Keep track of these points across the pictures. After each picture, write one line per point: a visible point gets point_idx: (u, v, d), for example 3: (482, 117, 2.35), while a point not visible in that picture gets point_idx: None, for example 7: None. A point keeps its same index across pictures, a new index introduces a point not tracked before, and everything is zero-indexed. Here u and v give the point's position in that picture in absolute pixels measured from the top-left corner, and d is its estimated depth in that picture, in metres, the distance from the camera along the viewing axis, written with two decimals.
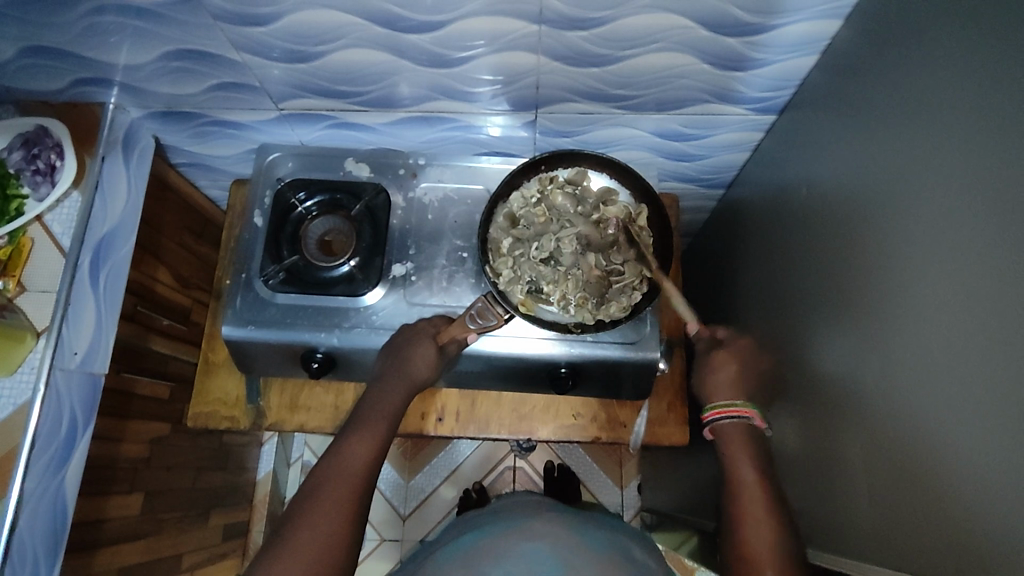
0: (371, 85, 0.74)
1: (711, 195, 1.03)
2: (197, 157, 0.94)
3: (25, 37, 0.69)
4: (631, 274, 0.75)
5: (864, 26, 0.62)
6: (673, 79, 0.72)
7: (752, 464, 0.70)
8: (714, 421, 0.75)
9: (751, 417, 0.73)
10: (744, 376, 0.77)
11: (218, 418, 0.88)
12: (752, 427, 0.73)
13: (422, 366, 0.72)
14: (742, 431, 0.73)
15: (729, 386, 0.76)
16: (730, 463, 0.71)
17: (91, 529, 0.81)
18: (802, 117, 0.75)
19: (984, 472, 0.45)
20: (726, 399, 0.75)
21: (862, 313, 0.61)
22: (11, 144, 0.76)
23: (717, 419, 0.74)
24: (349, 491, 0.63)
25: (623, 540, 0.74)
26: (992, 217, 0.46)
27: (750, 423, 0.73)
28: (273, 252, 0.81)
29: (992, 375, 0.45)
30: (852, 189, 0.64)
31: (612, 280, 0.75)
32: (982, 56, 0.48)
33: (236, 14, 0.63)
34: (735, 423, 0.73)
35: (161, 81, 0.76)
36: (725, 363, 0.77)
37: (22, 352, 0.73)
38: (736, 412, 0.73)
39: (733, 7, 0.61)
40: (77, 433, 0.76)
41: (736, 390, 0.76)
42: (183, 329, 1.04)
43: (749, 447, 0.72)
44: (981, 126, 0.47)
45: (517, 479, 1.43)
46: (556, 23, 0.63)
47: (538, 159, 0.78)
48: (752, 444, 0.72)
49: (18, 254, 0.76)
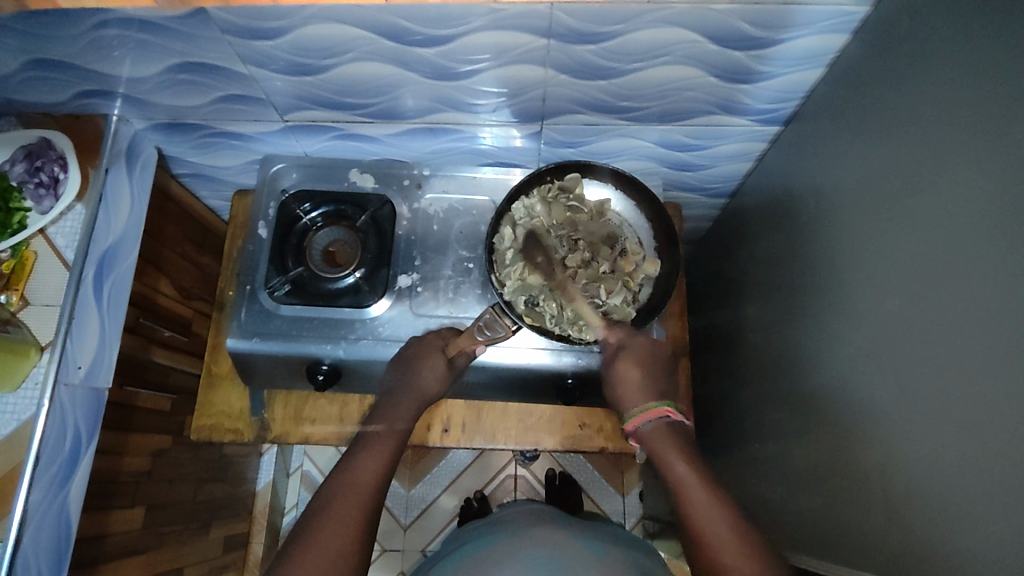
0: (376, 97, 0.74)
1: (713, 203, 1.03)
2: (200, 168, 0.94)
3: (28, 50, 0.69)
4: (620, 291, 0.76)
5: (870, 41, 0.63)
6: (679, 92, 0.73)
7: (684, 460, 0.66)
8: (635, 428, 0.70)
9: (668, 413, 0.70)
10: (653, 369, 0.73)
11: (221, 431, 0.88)
12: (674, 424, 0.70)
13: (432, 380, 0.73)
14: (664, 431, 0.69)
15: (641, 386, 0.72)
16: (664, 466, 0.67)
17: (93, 544, 0.81)
18: (807, 129, 0.76)
19: (989, 494, 0.46)
20: (641, 405, 0.70)
21: (868, 329, 0.61)
22: (13, 157, 0.76)
23: (637, 426, 0.70)
24: (359, 512, 0.62)
25: (630, 550, 0.74)
26: (994, 231, 0.46)
27: (669, 420, 0.69)
28: (278, 263, 0.81)
29: (998, 396, 0.45)
30: (854, 201, 0.65)
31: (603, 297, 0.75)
32: (986, 75, 0.48)
33: (244, 28, 0.63)
34: (655, 427, 0.69)
35: (165, 93, 0.76)
36: (632, 371, 0.72)
37: (27, 367, 0.72)
38: (648, 413, 0.69)
39: (740, 22, 0.62)
40: (81, 448, 0.75)
41: (647, 391, 0.72)
42: (184, 340, 1.03)
43: (676, 445, 0.68)
44: (985, 145, 0.48)
45: (518, 488, 1.43)
46: (565, 37, 0.63)
47: (525, 183, 0.78)
48: (679, 440, 0.68)
49: (20, 267, 0.76)
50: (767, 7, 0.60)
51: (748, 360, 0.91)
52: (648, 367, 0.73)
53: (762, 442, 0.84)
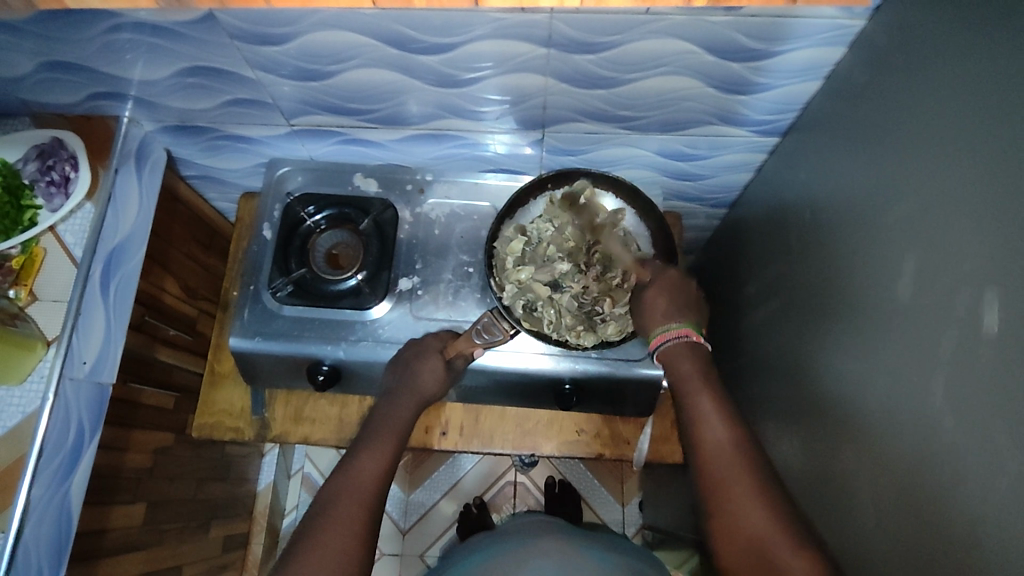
0: (381, 103, 0.76)
1: (714, 213, 1.04)
2: (207, 170, 0.96)
3: (43, 52, 0.70)
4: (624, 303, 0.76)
5: (865, 54, 0.63)
6: (678, 102, 0.74)
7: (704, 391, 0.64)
8: (658, 349, 0.69)
9: (689, 335, 0.68)
10: (680, 295, 0.70)
11: (222, 429, 0.89)
12: (696, 346, 0.68)
13: (430, 381, 0.74)
14: (685, 354, 0.67)
15: (665, 313, 0.70)
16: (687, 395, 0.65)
17: (93, 538, 0.82)
18: (804, 140, 0.77)
19: (982, 504, 0.46)
20: (666, 325, 0.69)
21: (866, 335, 0.61)
22: (26, 156, 0.78)
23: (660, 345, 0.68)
24: (362, 505, 0.63)
25: (625, 555, 0.74)
26: (991, 236, 0.47)
27: (690, 342, 0.68)
28: (282, 264, 0.82)
29: (994, 406, 0.45)
30: (850, 208, 0.65)
31: (604, 307, 0.76)
32: (980, 88, 0.49)
33: (252, 34, 0.65)
34: (676, 347, 0.68)
35: (174, 96, 0.78)
36: (655, 299, 0.70)
37: (33, 361, 0.73)
38: (671, 333, 0.68)
39: (738, 34, 0.63)
40: (84, 442, 0.76)
41: (672, 313, 0.69)
42: (188, 339, 1.04)
43: (694, 367, 0.66)
44: (981, 156, 0.48)
45: (518, 495, 1.43)
46: (565, 46, 0.64)
47: (525, 189, 0.80)
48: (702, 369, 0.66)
49: (30, 263, 0.77)
50: (763, 19, 0.61)
51: (746, 369, 0.91)
52: (676, 292, 0.71)
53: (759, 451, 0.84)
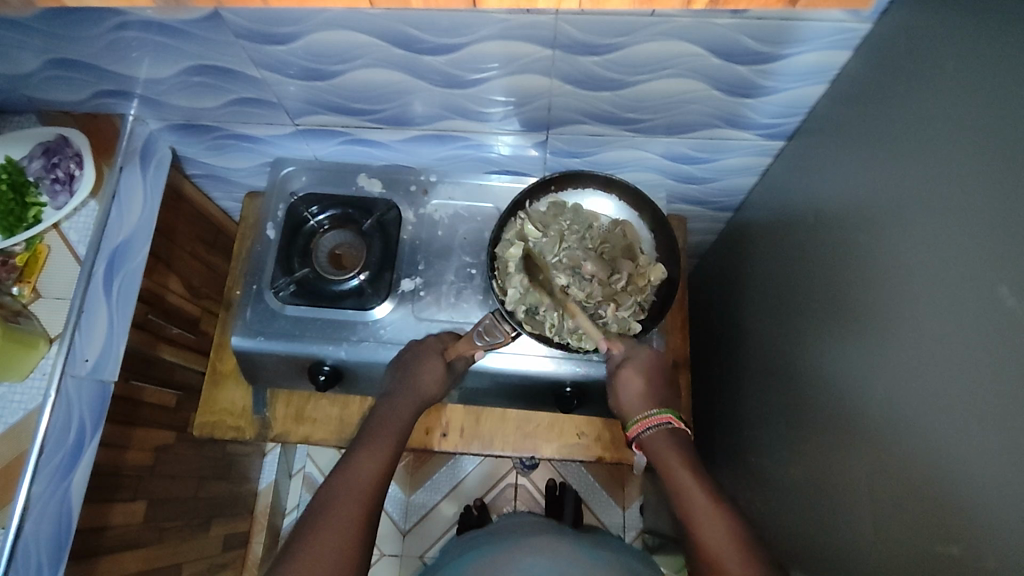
0: (386, 103, 0.76)
1: (718, 217, 1.03)
2: (212, 168, 0.96)
3: (49, 50, 0.71)
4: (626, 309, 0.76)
5: (872, 57, 0.63)
6: (684, 104, 0.74)
7: (687, 466, 0.66)
8: (637, 435, 0.72)
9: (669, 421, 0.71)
10: (654, 382, 0.75)
11: (224, 428, 0.89)
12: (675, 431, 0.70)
13: (430, 383, 0.74)
14: (664, 438, 0.70)
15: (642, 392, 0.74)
16: (667, 473, 0.66)
17: (93, 536, 0.82)
18: (810, 144, 0.76)
19: (981, 513, 0.45)
20: (640, 414, 0.72)
21: (867, 340, 0.61)
22: (32, 153, 0.79)
23: (639, 432, 0.71)
24: (360, 505, 0.63)
25: (625, 558, 0.74)
26: (995, 239, 0.46)
27: (669, 427, 0.71)
28: (284, 264, 0.82)
29: (994, 413, 0.45)
30: (854, 212, 0.65)
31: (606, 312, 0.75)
32: (987, 93, 0.48)
33: (257, 33, 0.65)
34: (655, 432, 0.70)
35: (180, 95, 0.78)
36: (631, 378, 0.74)
37: (35, 358, 0.74)
38: (652, 419, 0.71)
39: (744, 37, 0.63)
40: (86, 439, 0.76)
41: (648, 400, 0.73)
42: (190, 337, 1.04)
43: (677, 450, 0.68)
44: (984, 161, 0.48)
45: (518, 497, 1.42)
46: (570, 48, 0.64)
47: (532, 189, 0.81)
48: (683, 449, 0.68)
49: (34, 260, 0.78)
50: (769, 22, 0.60)
51: (749, 373, 0.90)
52: (652, 375, 0.75)
53: (759, 457, 0.83)
